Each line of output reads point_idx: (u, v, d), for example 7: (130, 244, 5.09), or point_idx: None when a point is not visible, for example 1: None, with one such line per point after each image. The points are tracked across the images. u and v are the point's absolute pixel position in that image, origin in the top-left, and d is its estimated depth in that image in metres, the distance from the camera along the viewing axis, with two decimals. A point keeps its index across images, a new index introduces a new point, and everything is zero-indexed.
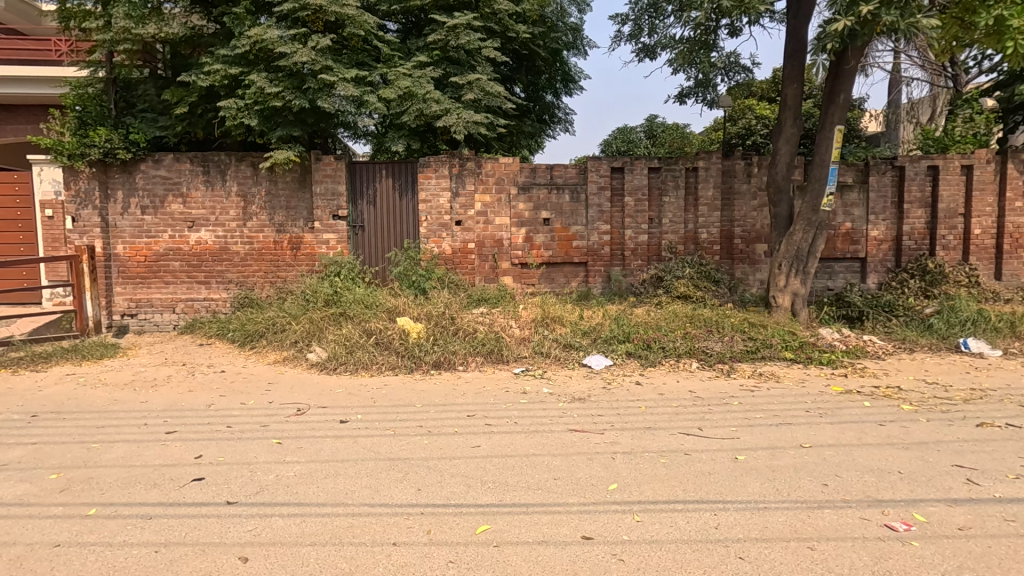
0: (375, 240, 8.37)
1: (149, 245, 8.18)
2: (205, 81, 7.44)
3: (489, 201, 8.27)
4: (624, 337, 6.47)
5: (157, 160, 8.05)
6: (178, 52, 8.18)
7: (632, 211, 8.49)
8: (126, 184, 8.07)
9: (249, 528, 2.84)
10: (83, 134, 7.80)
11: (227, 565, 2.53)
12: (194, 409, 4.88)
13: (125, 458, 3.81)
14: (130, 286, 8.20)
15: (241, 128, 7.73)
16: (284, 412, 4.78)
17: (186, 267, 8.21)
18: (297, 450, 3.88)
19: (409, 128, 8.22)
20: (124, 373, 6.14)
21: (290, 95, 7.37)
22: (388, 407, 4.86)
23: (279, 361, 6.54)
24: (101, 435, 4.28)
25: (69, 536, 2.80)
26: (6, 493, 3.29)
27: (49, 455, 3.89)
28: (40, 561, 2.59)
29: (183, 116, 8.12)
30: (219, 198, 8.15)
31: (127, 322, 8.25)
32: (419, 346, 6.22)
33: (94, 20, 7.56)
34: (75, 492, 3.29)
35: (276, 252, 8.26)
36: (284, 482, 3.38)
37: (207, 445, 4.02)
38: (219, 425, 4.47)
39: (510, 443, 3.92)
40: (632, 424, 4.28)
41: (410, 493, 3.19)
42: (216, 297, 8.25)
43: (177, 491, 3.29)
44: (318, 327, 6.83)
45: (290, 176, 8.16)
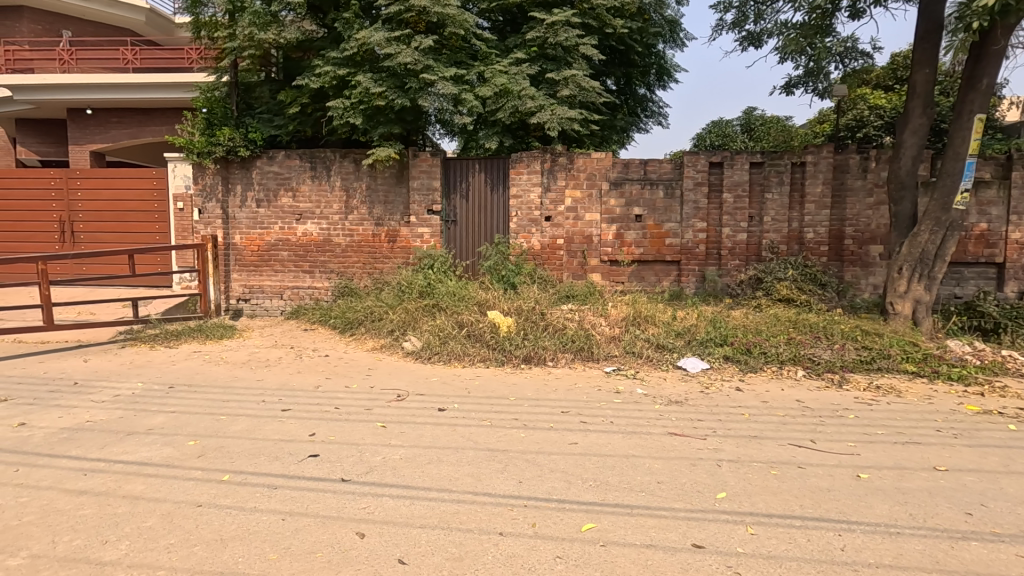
0: (467, 234, 8.54)
1: (262, 236, 8.85)
2: (317, 83, 7.92)
3: (580, 196, 8.19)
4: (721, 340, 6.18)
5: (271, 157, 8.68)
6: (290, 56, 8.75)
7: (731, 208, 8.09)
8: (244, 179, 8.78)
9: (363, 505, 3.00)
10: (210, 134, 8.58)
11: (347, 538, 2.68)
12: (304, 390, 5.24)
13: (249, 431, 4.15)
14: (245, 273, 8.93)
15: (347, 127, 8.16)
16: (385, 397, 5.01)
17: (293, 257, 8.81)
18: (400, 435, 4.05)
19: (503, 125, 8.33)
20: (241, 353, 6.70)
21: (392, 95, 7.69)
22: (482, 398, 4.96)
23: (377, 348, 6.87)
24: (227, 408, 4.69)
25: (208, 498, 3.10)
26: (154, 455, 3.68)
27: (185, 424, 4.31)
28: (186, 519, 2.87)
29: (295, 116, 8.72)
30: (324, 192, 8.67)
31: (242, 305, 9.00)
32: (510, 340, 6.30)
33: (222, 29, 8.25)
34: (210, 459, 3.63)
35: (374, 245, 8.67)
36: (391, 464, 3.54)
37: (319, 424, 4.29)
38: (328, 406, 4.76)
39: (607, 443, 3.87)
40: (735, 432, 4.08)
41: (511, 485, 3.23)
42: (319, 285, 8.79)
43: (296, 465, 3.54)
44: (413, 317, 7.11)
45: (389, 172, 8.54)
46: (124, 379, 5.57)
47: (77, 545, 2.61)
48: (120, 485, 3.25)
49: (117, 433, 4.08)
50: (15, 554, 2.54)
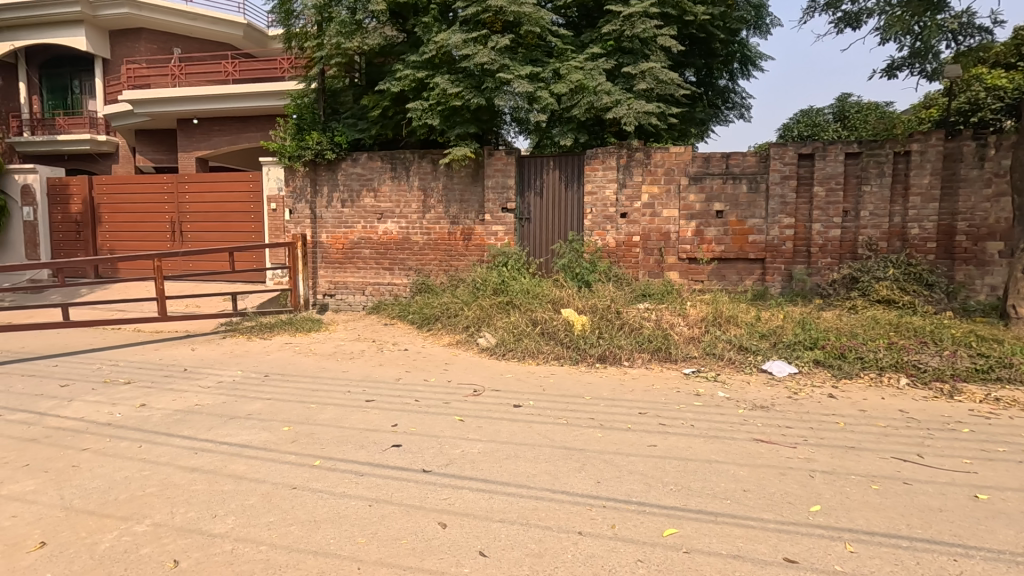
0: (541, 232, 8.56)
1: (346, 234, 9.29)
2: (397, 87, 8.18)
3: (657, 192, 7.96)
4: (811, 343, 5.80)
5: (355, 159, 9.09)
6: (373, 61, 9.11)
7: (823, 202, 7.57)
8: (330, 181, 9.25)
9: (444, 497, 3.08)
10: (301, 138, 9.14)
11: (430, 528, 2.76)
12: (386, 382, 5.46)
13: (337, 419, 4.38)
14: (331, 270, 9.42)
15: (425, 128, 8.39)
16: (463, 391, 5.12)
17: (374, 254, 9.19)
18: (478, 429, 4.13)
19: (578, 121, 8.25)
20: (328, 345, 7.08)
21: (469, 95, 7.82)
22: (557, 396, 4.95)
23: (453, 344, 7.03)
24: (316, 397, 4.97)
25: (302, 481, 3.30)
26: (254, 439, 3.97)
27: (280, 410, 4.62)
28: (283, 499, 3.07)
29: (377, 119, 9.05)
30: (403, 192, 8.98)
31: (327, 301, 9.49)
32: (585, 338, 6.24)
33: (311, 40, 8.72)
34: (302, 444, 3.87)
35: (450, 243, 8.88)
36: (470, 457, 3.62)
37: (401, 416, 4.46)
38: (409, 398, 4.92)
39: (688, 446, 3.75)
40: (829, 441, 3.82)
41: (589, 484, 3.20)
42: (398, 282, 9.13)
43: (381, 454, 3.69)
44: (487, 314, 7.21)
45: (465, 171, 8.70)
46: (226, 367, 6.04)
47: (190, 517, 2.87)
48: (226, 464, 3.53)
49: (221, 417, 4.43)
50: (141, 521, 2.83)
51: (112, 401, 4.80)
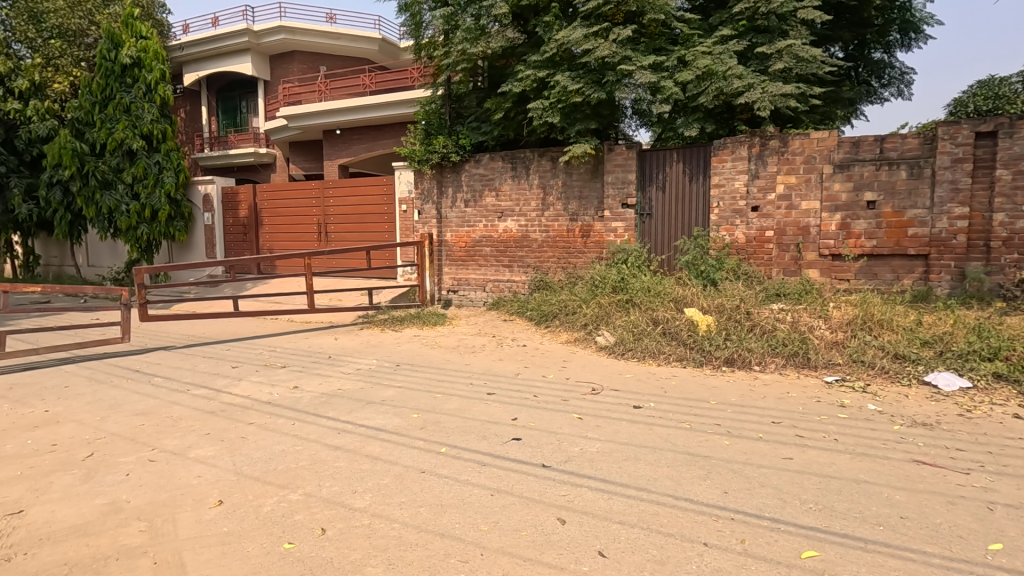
0: (663, 228, 8.27)
1: (469, 233, 9.67)
2: (519, 87, 8.31)
3: (795, 182, 7.29)
4: (991, 353, 4.98)
5: (477, 160, 9.43)
6: (495, 65, 9.34)
7: (1008, 187, 6.44)
8: (455, 182, 9.68)
9: (564, 493, 3.10)
10: (428, 143, 9.69)
11: (549, 522, 2.79)
12: (506, 376, 5.62)
13: (461, 410, 4.59)
14: (454, 267, 9.85)
15: (545, 126, 8.45)
16: (581, 389, 5.10)
17: (495, 252, 9.46)
18: (596, 428, 4.09)
19: (704, 109, 7.83)
20: (452, 339, 7.44)
21: (589, 90, 7.74)
22: (680, 398, 4.75)
23: (571, 341, 7.03)
24: (442, 388, 5.25)
25: (430, 466, 3.50)
26: (388, 423, 4.29)
27: (409, 398, 4.95)
28: (413, 482, 3.29)
29: (500, 121, 9.28)
30: (523, 191, 9.14)
31: (451, 297, 9.93)
32: (710, 340, 5.92)
33: (439, 49, 9.17)
34: (429, 431, 4.11)
35: (569, 240, 8.88)
36: (589, 456, 3.59)
37: (520, 410, 4.55)
38: (529, 394, 5.01)
39: (830, 462, 3.40)
40: (1014, 470, 3.24)
41: (716, 494, 3.04)
42: (518, 279, 9.32)
43: (501, 446, 3.80)
44: (606, 312, 7.12)
45: (584, 168, 8.67)
46: (363, 356, 6.59)
47: (335, 491, 3.17)
48: (364, 445, 3.86)
49: (359, 401, 4.85)
50: (294, 490, 3.18)
51: (271, 382, 5.46)
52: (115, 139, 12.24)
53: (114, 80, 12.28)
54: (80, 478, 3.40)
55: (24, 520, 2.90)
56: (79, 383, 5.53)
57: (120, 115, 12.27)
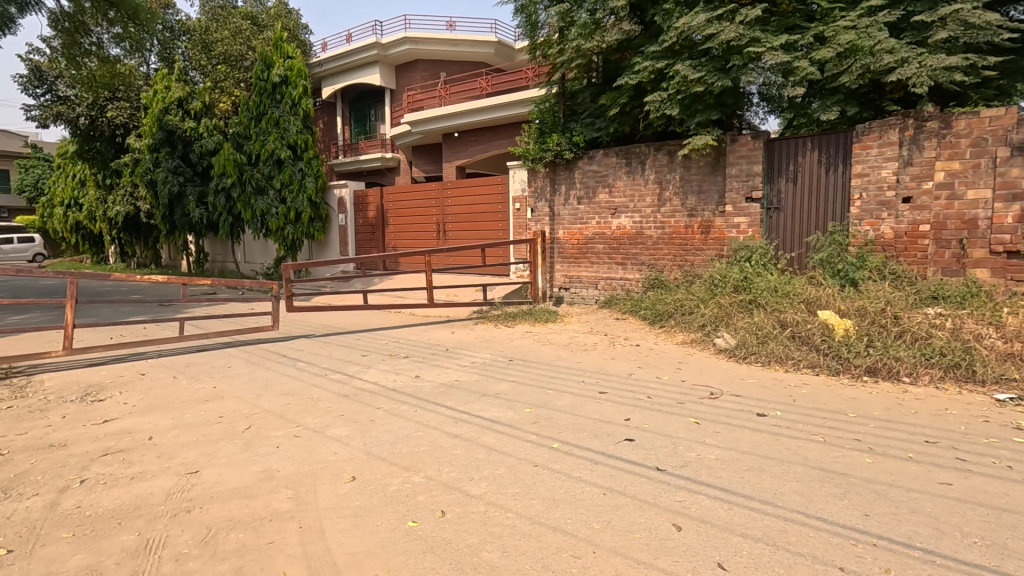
0: (793, 222, 7.63)
1: (582, 230, 9.61)
2: (635, 80, 8.06)
3: (958, 169, 6.32)
4: None
5: (591, 157, 9.36)
6: (610, 59, 9.17)
7: None
8: (568, 179, 9.67)
9: (680, 498, 3.00)
10: (542, 141, 9.75)
11: (664, 527, 2.71)
12: (619, 376, 5.53)
13: (573, 407, 4.61)
14: (567, 265, 9.83)
15: (663, 119, 8.16)
16: (698, 393, 4.88)
17: (608, 249, 9.31)
18: (715, 434, 3.89)
19: (846, 91, 7.13)
20: (564, 336, 7.48)
21: (712, 78, 7.34)
22: (812, 409, 4.36)
23: (687, 342, 6.72)
24: (554, 384, 5.30)
25: (543, 460, 3.55)
26: (502, 416, 4.43)
27: (523, 393, 5.05)
28: (526, 474, 3.37)
29: (615, 116, 9.10)
30: (638, 186, 8.91)
31: (562, 294, 9.92)
32: (847, 345, 5.38)
33: (554, 47, 9.20)
34: (542, 426, 4.17)
35: (686, 237, 8.51)
36: (707, 462, 3.43)
37: (633, 410, 4.46)
38: (643, 394, 4.89)
39: (1000, 493, 2.93)
40: None
41: (854, 516, 2.75)
42: (631, 277, 9.10)
43: (614, 446, 3.76)
44: (726, 313, 6.75)
45: (704, 161, 8.25)
46: (479, 350, 6.85)
47: (453, 476, 3.34)
48: (480, 436, 4.01)
49: (475, 393, 5.04)
50: (417, 473, 3.40)
51: (396, 371, 5.88)
52: (268, 150, 13.84)
53: (267, 97, 13.88)
54: (241, 447, 3.91)
55: (199, 479, 3.40)
56: (239, 364, 6.35)
57: (271, 128, 13.85)
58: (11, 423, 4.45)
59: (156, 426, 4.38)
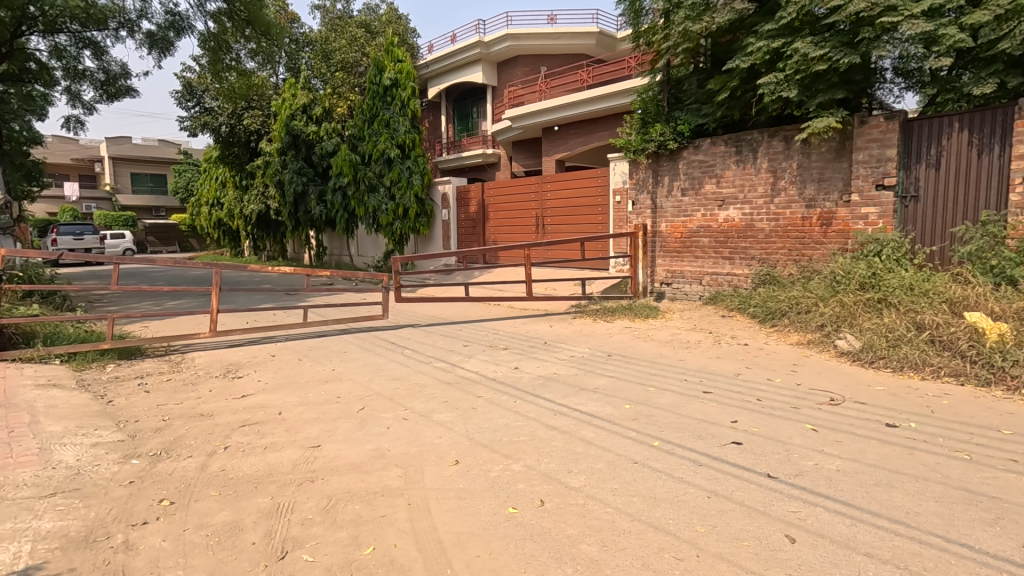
0: (934, 213, 6.79)
1: (686, 223, 9.18)
2: (748, 62, 7.55)
3: None
4: None
5: (697, 146, 8.92)
6: (719, 41, 8.68)
7: None
8: (671, 170, 9.28)
9: (794, 509, 2.80)
10: (644, 131, 9.44)
11: (775, 538, 2.55)
12: (725, 376, 5.26)
13: (675, 406, 4.46)
14: (669, 259, 9.43)
15: (779, 103, 7.59)
16: (816, 398, 4.51)
17: (714, 243, 8.83)
18: (835, 444, 3.58)
19: (1005, 59, 6.24)
20: (665, 333, 7.24)
21: (838, 55, 6.71)
22: (954, 422, 3.87)
23: (803, 343, 6.24)
24: (655, 382, 5.16)
25: (643, 458, 3.48)
26: (601, 411, 4.39)
27: (622, 389, 4.97)
28: (625, 470, 3.32)
29: (724, 102, 8.59)
30: (749, 176, 8.36)
31: (664, 289, 9.54)
32: (1002, 353, 4.73)
33: (658, 32, 8.84)
34: (642, 424, 4.08)
35: (804, 229, 7.87)
36: (826, 473, 3.18)
37: (741, 413, 4.23)
38: (752, 396, 4.62)
39: None
40: None
41: (1008, 546, 2.42)
42: (739, 272, 8.58)
43: (720, 448, 3.59)
44: (850, 312, 6.17)
45: (827, 147, 7.58)
46: (577, 344, 6.83)
47: (552, 467, 3.38)
48: (578, 429, 4.01)
49: (573, 387, 5.04)
50: (517, 462, 3.48)
51: (496, 362, 6.03)
52: (379, 150, 14.71)
53: (379, 100, 14.75)
54: (356, 426, 4.22)
55: (321, 453, 3.73)
56: (353, 350, 6.85)
57: (383, 129, 14.70)
58: (170, 394, 5.15)
59: (284, 402, 4.85)
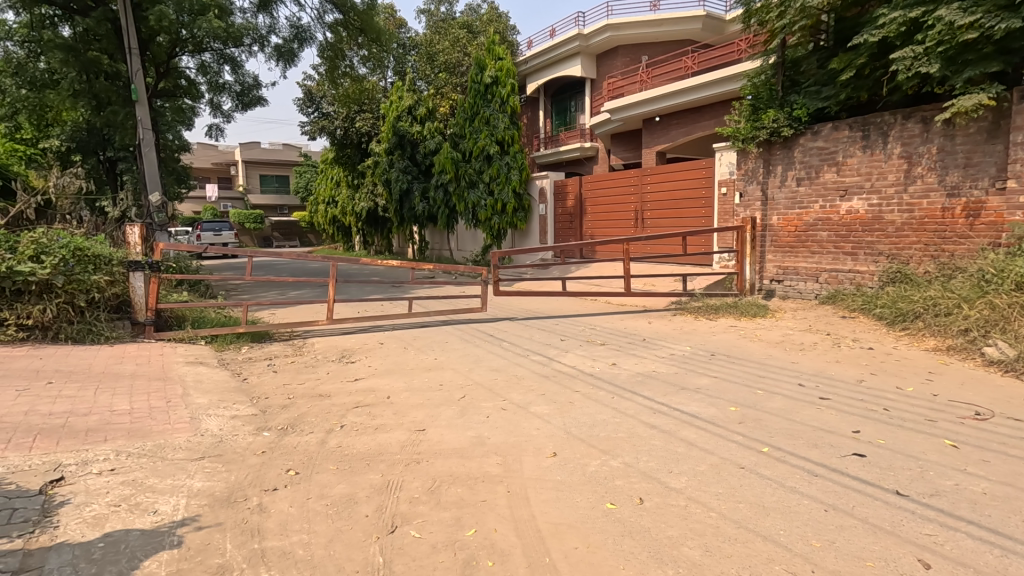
0: None
1: (801, 216, 8.49)
2: (878, 36, 6.84)
3: None
4: None
5: (816, 132, 8.21)
6: (844, 15, 7.95)
7: None
8: (785, 159, 8.61)
9: (929, 532, 2.52)
10: (755, 118, 8.83)
11: (905, 562, 2.32)
12: (845, 381, 4.83)
13: (787, 411, 4.17)
14: (780, 254, 8.78)
15: (915, 80, 6.81)
16: (957, 411, 4.02)
17: (834, 237, 8.10)
18: (981, 464, 3.17)
19: None
20: (775, 333, 6.78)
21: (991, 20, 5.93)
22: None
23: (941, 349, 5.57)
24: (763, 384, 4.86)
25: (751, 464, 3.30)
26: (704, 412, 4.22)
27: (727, 390, 4.74)
28: (731, 475, 3.17)
29: (848, 81, 7.83)
30: (878, 162, 7.58)
31: (774, 287, 8.88)
32: None
33: (773, 10, 8.24)
34: (750, 428, 3.87)
35: (944, 221, 7.00)
36: (969, 496, 2.82)
37: (865, 423, 3.87)
38: (877, 405, 4.21)
39: None
40: None
41: None
42: (863, 269, 7.82)
43: (839, 459, 3.32)
44: (1002, 316, 5.44)
45: (976, 127, 6.67)
46: (678, 342, 6.59)
47: (652, 466, 3.31)
48: (679, 429, 3.88)
49: (674, 386, 4.89)
50: (615, 458, 3.44)
51: (593, 357, 6.00)
52: (480, 147, 15.09)
53: (480, 98, 15.12)
54: (457, 413, 4.39)
55: (425, 436, 3.93)
56: (454, 341, 7.12)
57: (483, 126, 15.05)
58: (294, 375, 5.68)
59: (392, 387, 5.17)
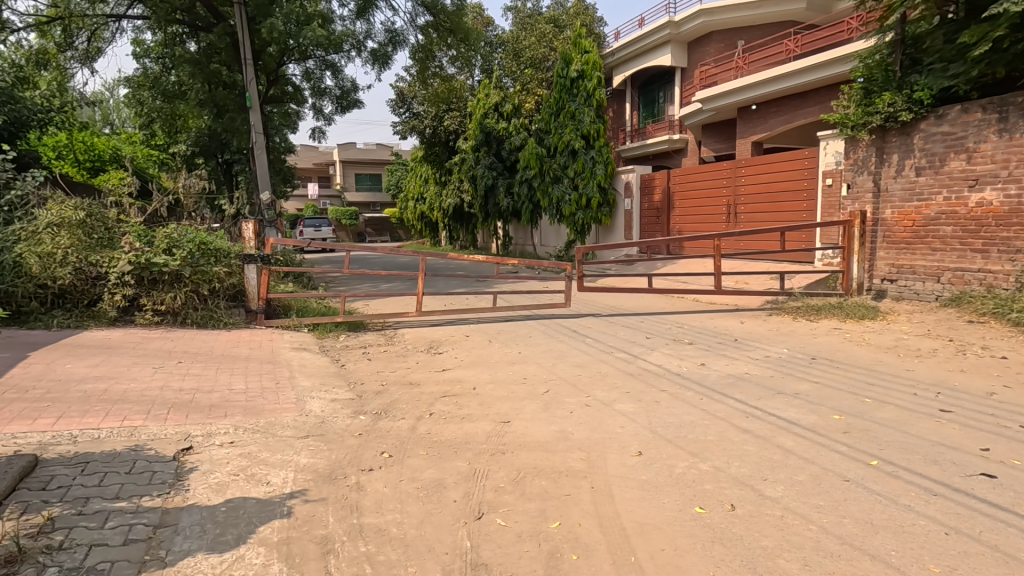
0: None
1: (920, 209, 7.68)
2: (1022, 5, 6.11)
3: None
4: None
5: (940, 115, 7.40)
6: None
7: None
8: (902, 146, 7.84)
9: None
10: (867, 103, 8.07)
11: None
12: (971, 393, 4.34)
13: (900, 422, 3.82)
14: (894, 251, 8.00)
15: None
16: None
17: (960, 232, 7.27)
18: None
19: None
20: (886, 337, 6.22)
21: None
22: None
23: None
24: (872, 392, 4.47)
25: (857, 477, 3.06)
26: (803, 418, 3.96)
27: (831, 397, 4.42)
28: (834, 487, 2.96)
29: (982, 56, 6.98)
30: (1017, 148, 6.71)
31: (886, 287, 8.11)
32: None
33: None
34: (856, 438, 3.58)
35: None
36: None
37: (996, 440, 3.46)
38: (1011, 422, 3.75)
39: None
40: None
41: None
42: (996, 268, 6.96)
43: (963, 478, 3.00)
44: None
45: None
46: (774, 344, 6.22)
47: (745, 472, 3.16)
48: (776, 435, 3.68)
49: (770, 390, 4.62)
50: (704, 461, 3.33)
51: (681, 356, 5.81)
52: (565, 142, 15.00)
53: (566, 93, 15.03)
54: (541, 407, 4.43)
55: (510, 428, 4.01)
56: (538, 335, 7.18)
57: (568, 121, 14.96)
58: (387, 363, 6.00)
59: (478, 378, 5.32)
